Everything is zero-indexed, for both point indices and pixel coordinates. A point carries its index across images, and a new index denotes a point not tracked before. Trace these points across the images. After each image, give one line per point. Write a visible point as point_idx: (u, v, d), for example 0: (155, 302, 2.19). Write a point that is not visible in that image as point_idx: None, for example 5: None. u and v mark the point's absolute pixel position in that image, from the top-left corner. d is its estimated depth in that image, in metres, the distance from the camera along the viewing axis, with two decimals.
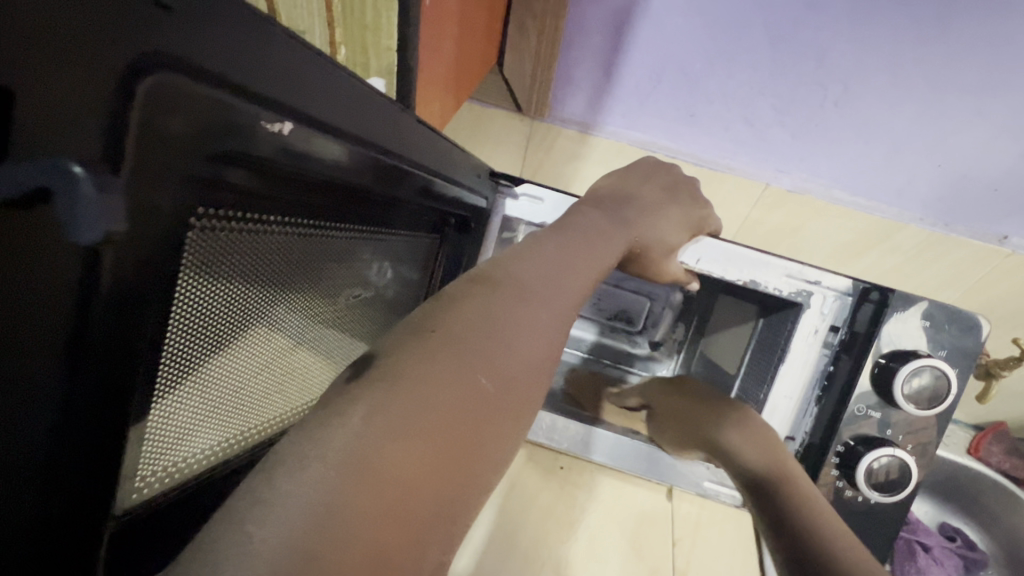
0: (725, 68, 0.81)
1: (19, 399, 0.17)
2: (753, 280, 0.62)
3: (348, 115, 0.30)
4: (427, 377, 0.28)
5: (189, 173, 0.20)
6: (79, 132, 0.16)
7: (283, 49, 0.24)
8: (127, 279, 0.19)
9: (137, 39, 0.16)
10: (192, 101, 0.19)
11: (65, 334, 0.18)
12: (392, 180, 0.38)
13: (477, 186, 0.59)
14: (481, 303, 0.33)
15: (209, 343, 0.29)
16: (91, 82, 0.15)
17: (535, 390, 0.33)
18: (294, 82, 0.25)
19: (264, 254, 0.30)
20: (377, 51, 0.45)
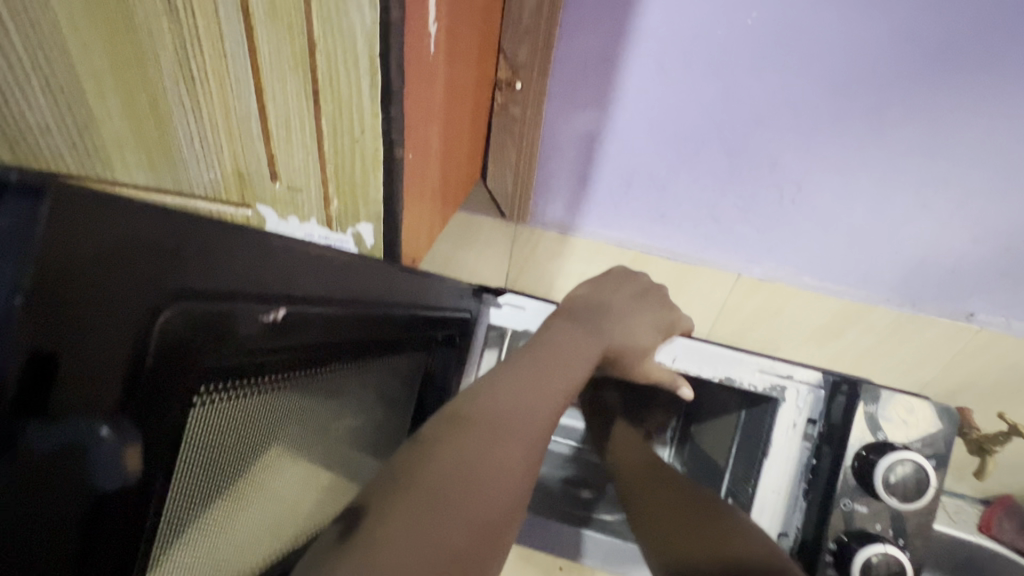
0: (688, 176, 0.88)
1: None
2: (728, 376, 0.65)
3: (329, 283, 0.36)
4: (403, 535, 0.30)
5: (197, 369, 0.25)
6: (109, 388, 0.20)
7: (271, 249, 0.30)
8: (136, 483, 0.23)
9: (164, 290, 0.22)
10: (201, 317, 0.24)
11: (91, 528, 0.21)
12: (370, 320, 0.43)
13: (462, 303, 0.64)
14: (456, 450, 0.37)
15: (210, 498, 0.31)
16: (119, 349, 0.20)
17: (501, 525, 0.37)
18: (281, 278, 0.31)
19: (261, 406, 0.34)
20: (366, 201, 0.50)
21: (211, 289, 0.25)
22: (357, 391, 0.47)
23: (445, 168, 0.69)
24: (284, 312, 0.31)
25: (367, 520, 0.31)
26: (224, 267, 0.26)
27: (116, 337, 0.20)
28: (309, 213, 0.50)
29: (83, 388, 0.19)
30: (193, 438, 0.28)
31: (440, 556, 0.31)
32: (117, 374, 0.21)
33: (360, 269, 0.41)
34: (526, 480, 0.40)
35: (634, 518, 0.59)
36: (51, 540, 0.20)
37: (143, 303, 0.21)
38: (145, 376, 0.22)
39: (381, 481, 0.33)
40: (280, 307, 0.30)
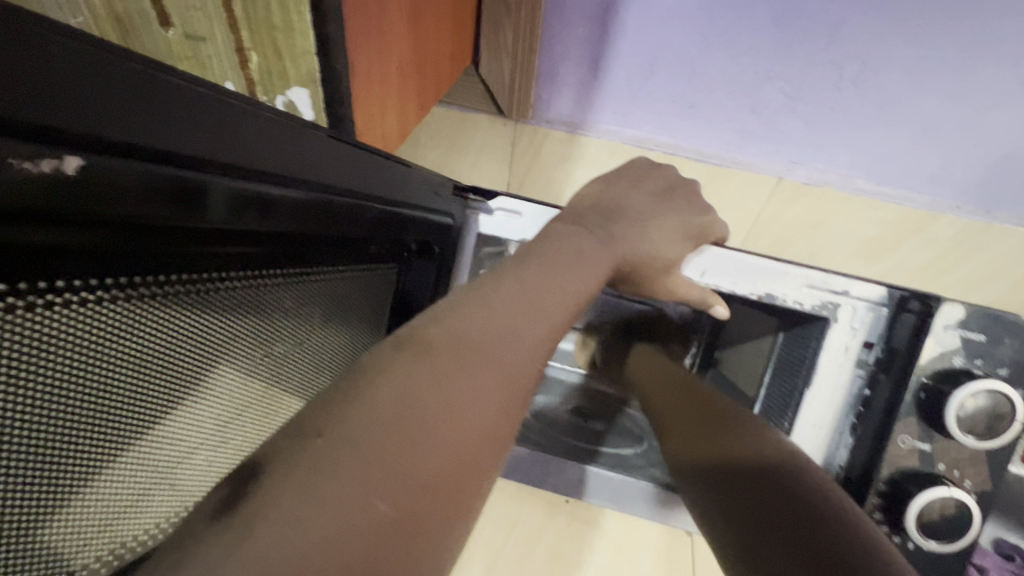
0: (726, 53, 0.72)
1: None
2: (770, 294, 0.54)
3: (195, 139, 0.24)
4: (294, 506, 0.21)
5: None
6: None
7: (83, 70, 0.19)
8: None
9: None
10: None
11: None
12: (306, 214, 0.32)
13: (439, 204, 0.51)
14: (394, 386, 0.26)
15: (60, 440, 0.22)
16: None
17: (469, 480, 0.27)
18: (54, 103, 0.18)
19: (135, 314, 0.24)
20: (294, 55, 0.38)
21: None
22: (302, 307, 0.37)
23: (422, 38, 0.55)
24: (76, 165, 0.19)
25: (264, 484, 0.21)
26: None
27: None
28: (222, 77, 0.38)
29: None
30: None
31: (367, 529, 0.22)
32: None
33: (283, 138, 0.30)
34: (504, 419, 0.31)
35: (663, 432, 0.54)
36: None
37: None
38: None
39: (287, 428, 0.24)
40: (69, 157, 0.18)
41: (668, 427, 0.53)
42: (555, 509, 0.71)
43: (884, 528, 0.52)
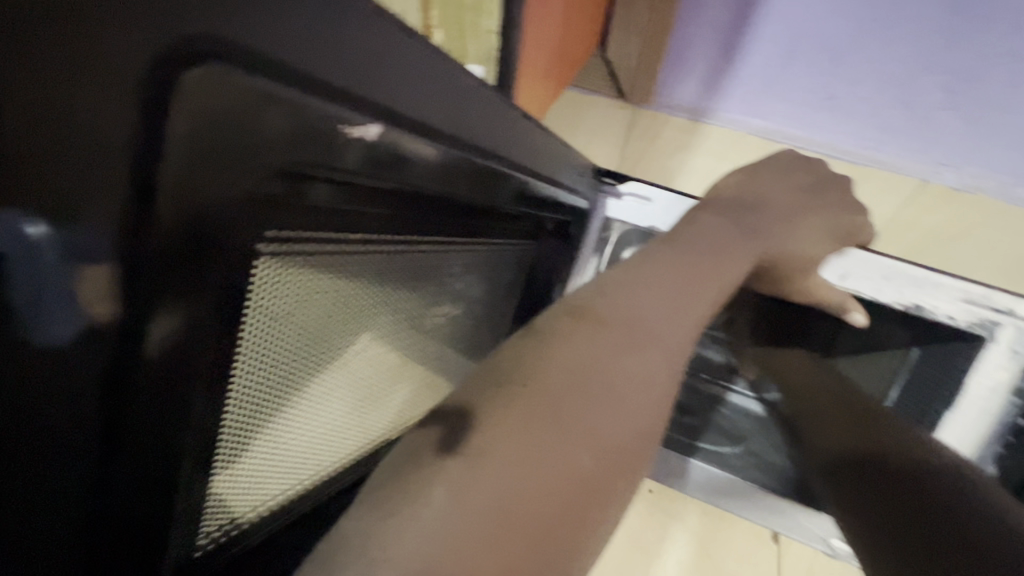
0: (880, 40, 0.68)
1: (30, 479, 0.14)
2: (917, 305, 0.51)
3: (438, 111, 0.25)
4: (510, 450, 0.22)
5: (254, 193, 0.16)
6: (85, 179, 0.12)
7: (384, 39, 0.20)
8: (165, 354, 0.16)
9: (180, 20, 0.13)
10: (251, 100, 0.15)
11: (91, 409, 0.14)
12: (490, 184, 0.33)
13: (580, 185, 0.52)
14: (580, 348, 0.27)
15: (285, 372, 0.25)
16: (86, 118, 0.12)
17: (644, 457, 0.27)
18: (370, 74, 0.20)
19: (350, 268, 0.26)
20: (476, 34, 0.40)
21: (255, 57, 0.15)
22: (457, 276, 0.39)
23: (570, 19, 0.56)
24: (377, 132, 0.20)
25: (475, 430, 0.22)
26: (265, 23, 0.15)
27: (86, 88, 0.11)
28: None
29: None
30: (269, 284, 0.21)
31: (564, 488, 0.23)
32: (37, 177, 0.11)
33: (486, 111, 0.31)
34: (672, 400, 0.30)
35: (803, 434, 0.47)
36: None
37: (71, 41, 0.11)
38: (134, 191, 0.13)
39: (481, 378, 0.25)
40: (373, 123, 0.20)
41: (810, 430, 0.46)
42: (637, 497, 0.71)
43: None
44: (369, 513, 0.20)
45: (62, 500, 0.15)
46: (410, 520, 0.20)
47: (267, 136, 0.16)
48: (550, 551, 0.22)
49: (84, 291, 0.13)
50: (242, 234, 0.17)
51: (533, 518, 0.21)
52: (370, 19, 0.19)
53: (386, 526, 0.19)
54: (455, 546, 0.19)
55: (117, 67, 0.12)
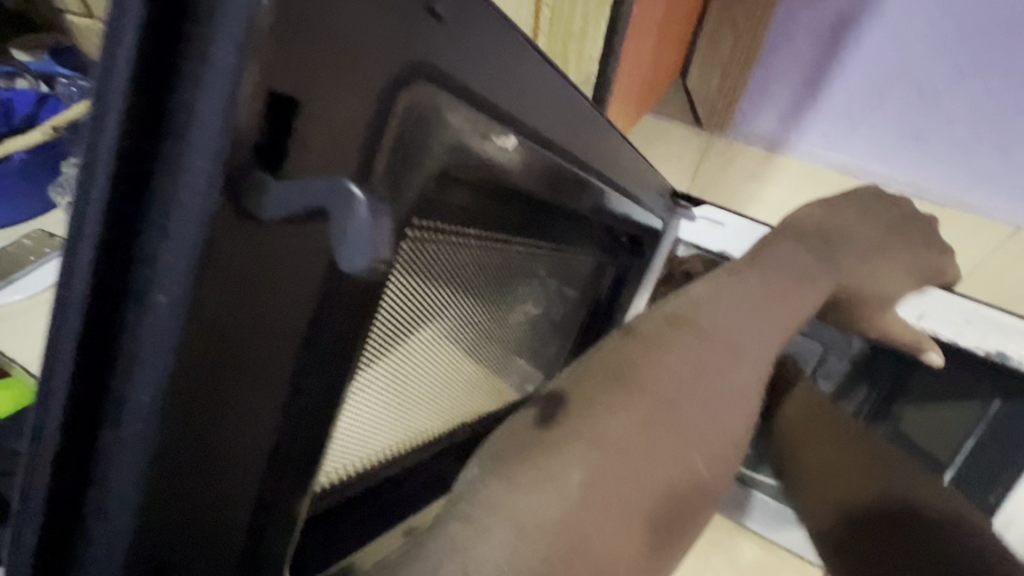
0: (981, 81, 0.67)
1: (262, 382, 0.17)
2: (1001, 352, 0.49)
3: (557, 128, 0.29)
4: (620, 429, 0.25)
5: (426, 188, 0.21)
6: (340, 155, 0.15)
7: (530, 64, 0.23)
8: (362, 297, 0.19)
9: (409, 46, 0.16)
10: (443, 112, 0.18)
11: (304, 330, 0.17)
12: (581, 194, 0.37)
13: (657, 206, 0.54)
14: (678, 354, 0.29)
15: (403, 346, 0.28)
16: (345, 114, 0.15)
17: (732, 457, 0.30)
18: (516, 94, 0.23)
19: (458, 259, 0.29)
20: (579, 60, 0.44)
21: (448, 76, 0.18)
22: (542, 279, 0.42)
23: (659, 49, 0.59)
24: (514, 143, 0.24)
25: (580, 411, 0.25)
26: (457, 46, 0.18)
27: (347, 96, 0.14)
28: None
29: (267, 152, 0.13)
30: (405, 264, 0.25)
31: (664, 473, 0.25)
32: (318, 156, 0.14)
33: (592, 130, 0.34)
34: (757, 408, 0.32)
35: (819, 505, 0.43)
36: (260, 322, 0.16)
37: (352, 57, 0.14)
38: (367, 171, 0.16)
39: (592, 371, 0.27)
40: (511, 135, 0.24)
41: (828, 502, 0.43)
42: None
43: None
44: (502, 481, 0.22)
45: (267, 418, 0.18)
46: (540, 494, 0.22)
47: (443, 139, 0.19)
48: (658, 526, 0.24)
49: (322, 244, 0.16)
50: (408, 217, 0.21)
51: (634, 498, 0.24)
52: (520, 48, 0.22)
53: (524, 494, 0.22)
54: (577, 519, 0.22)
55: (376, 77, 0.15)
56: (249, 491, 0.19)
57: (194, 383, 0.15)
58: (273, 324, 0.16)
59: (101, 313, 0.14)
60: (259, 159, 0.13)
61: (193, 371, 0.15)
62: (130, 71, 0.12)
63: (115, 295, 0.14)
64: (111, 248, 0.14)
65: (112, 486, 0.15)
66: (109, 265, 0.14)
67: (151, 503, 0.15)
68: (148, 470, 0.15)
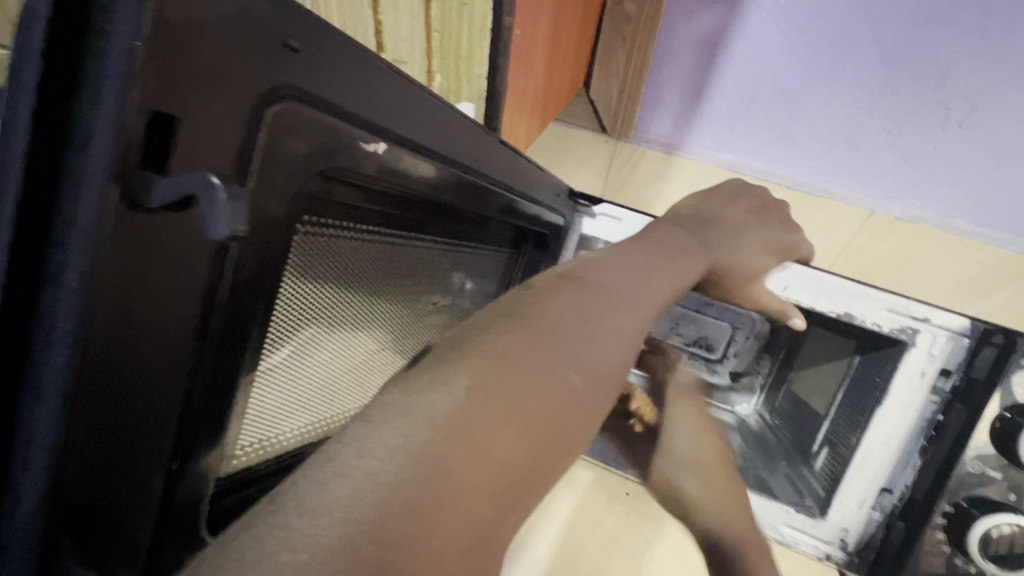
0: (831, 87, 0.77)
1: (164, 346, 0.20)
2: (848, 313, 0.59)
3: (433, 132, 0.33)
4: (509, 353, 0.27)
5: (303, 187, 0.25)
6: (216, 156, 0.19)
7: (390, 83, 0.28)
8: (246, 273, 0.23)
9: (270, 74, 0.20)
10: (308, 124, 0.23)
11: (200, 302, 0.21)
12: (474, 196, 0.41)
13: (557, 204, 0.60)
14: (564, 300, 0.32)
15: (307, 335, 0.32)
16: (216, 127, 0.19)
17: (616, 393, 0.32)
18: (381, 107, 0.27)
19: (354, 255, 0.33)
20: (470, 78, 0.51)
21: (311, 94, 0.22)
22: (446, 271, 0.46)
23: (552, 65, 0.65)
24: (385, 148, 0.28)
25: (477, 343, 0.28)
26: (319, 73, 0.23)
27: (217, 113, 0.18)
28: None
29: (152, 153, 0.17)
30: (299, 259, 0.28)
31: (552, 396, 0.27)
32: (195, 156, 0.18)
33: (473, 135, 0.39)
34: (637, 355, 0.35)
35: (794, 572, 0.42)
36: (160, 293, 0.19)
37: (218, 81, 0.18)
38: (242, 170, 0.20)
39: (488, 316, 0.30)
40: (381, 141, 0.28)
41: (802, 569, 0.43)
42: (615, 501, 0.80)
43: (949, 552, 0.55)
44: (400, 392, 0.25)
45: (172, 379, 0.22)
46: (431, 397, 0.24)
47: (311, 145, 0.23)
48: (548, 442, 0.26)
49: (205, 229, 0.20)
50: (288, 213, 0.25)
51: (523, 414, 0.25)
52: (379, 68, 0.27)
53: (419, 397, 0.24)
54: (464, 417, 0.24)
55: (242, 98, 0.19)
56: (163, 442, 0.22)
57: (101, 344, 0.18)
58: (171, 295, 0.20)
59: (13, 286, 0.17)
60: (145, 158, 0.17)
61: (97, 341, 0.18)
62: (36, 91, 0.16)
63: (24, 273, 0.17)
64: (21, 233, 0.17)
65: (30, 453, 0.18)
66: (22, 244, 0.17)
67: (65, 460, 0.18)
68: (62, 431, 0.18)
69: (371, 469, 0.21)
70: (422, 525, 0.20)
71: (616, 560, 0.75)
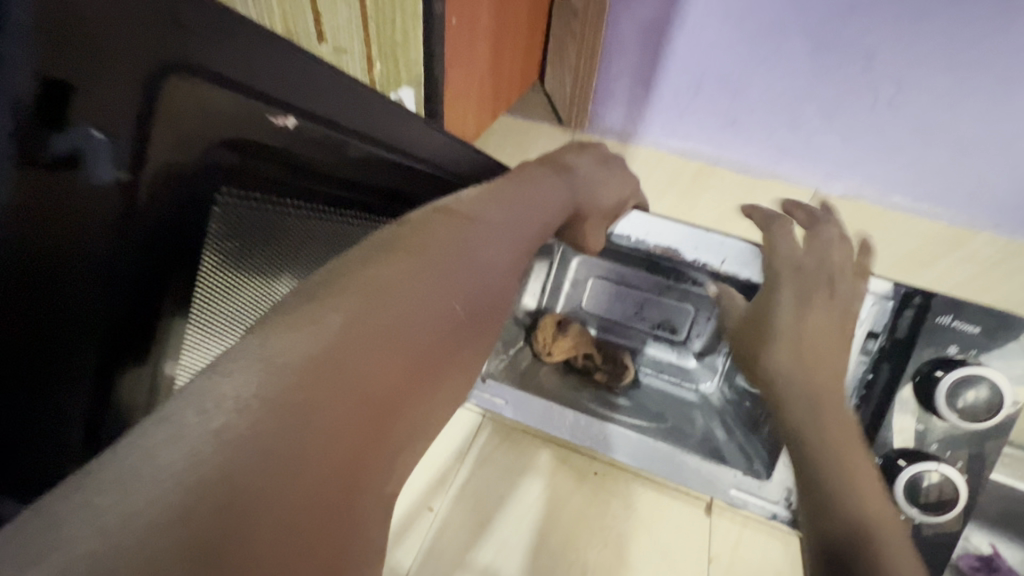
0: (767, 75, 0.81)
1: (72, 267, 0.25)
2: None
3: (348, 113, 0.36)
4: (381, 282, 0.30)
5: (209, 148, 0.28)
6: (111, 116, 0.24)
7: (293, 60, 0.31)
8: (159, 217, 0.28)
9: (158, 48, 0.24)
10: (199, 92, 0.27)
11: (112, 236, 0.26)
12: (405, 175, 0.44)
13: None
14: (443, 233, 0.36)
15: (238, 301, 0.36)
16: (107, 89, 0.23)
17: (489, 319, 0.38)
18: (288, 84, 0.31)
19: (285, 231, 0.37)
20: (407, 64, 0.55)
21: (205, 67, 0.27)
22: None
23: (497, 59, 0.68)
24: (295, 123, 0.32)
25: (351, 277, 0.30)
26: (213, 49, 0.27)
27: (105, 78, 0.23)
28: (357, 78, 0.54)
29: (45, 107, 0.22)
30: (219, 227, 0.32)
31: (427, 329, 0.31)
32: (86, 114, 0.23)
33: (397, 115, 0.41)
34: (512, 284, 0.40)
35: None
36: (66, 222, 0.24)
37: (106, 53, 0.23)
38: (140, 126, 0.25)
39: (368, 248, 0.32)
40: (292, 116, 0.31)
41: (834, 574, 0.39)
42: (583, 480, 0.82)
43: None
44: (276, 323, 0.27)
45: (86, 298, 0.26)
46: (307, 330, 0.26)
47: (212, 112, 0.27)
48: (422, 365, 0.31)
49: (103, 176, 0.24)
50: (198, 174, 0.29)
51: (402, 342, 0.30)
52: (279, 48, 0.30)
53: (293, 327, 0.26)
54: (339, 345, 0.27)
55: (129, 68, 0.24)
56: (88, 351, 0.27)
57: (11, 258, 0.23)
58: (80, 228, 0.25)
59: None
60: (44, 121, 0.22)
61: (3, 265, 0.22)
62: None
63: None
64: None
65: None
66: None
67: None
68: None
69: (243, 388, 0.24)
70: (305, 437, 0.24)
71: (584, 536, 0.77)
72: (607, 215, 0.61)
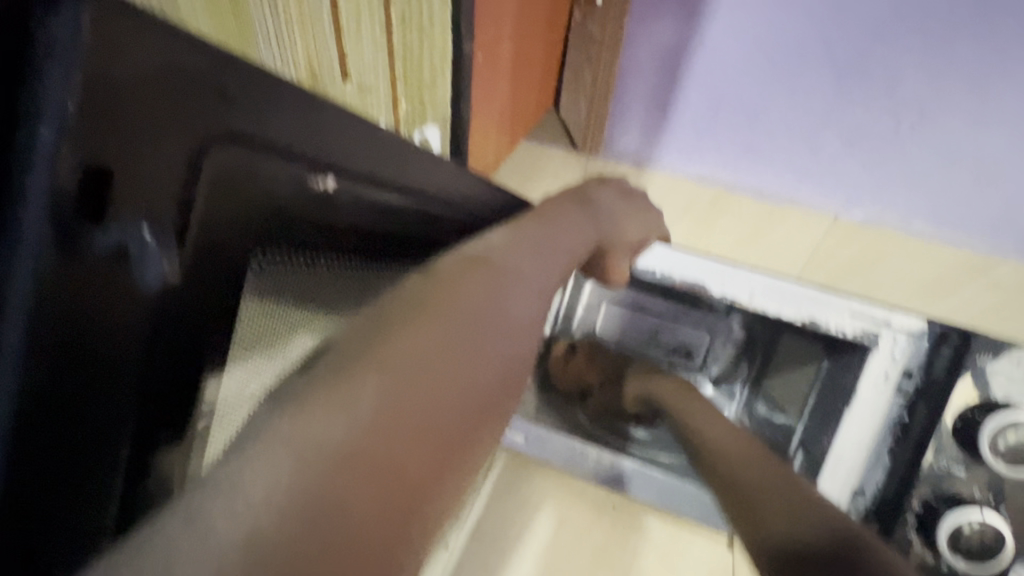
0: (786, 101, 0.80)
1: (106, 375, 0.21)
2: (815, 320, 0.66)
3: (376, 164, 0.34)
4: (411, 351, 0.28)
5: (246, 217, 0.26)
6: (156, 202, 0.20)
7: (332, 117, 0.29)
8: (191, 299, 0.24)
9: (203, 121, 0.22)
10: (241, 161, 0.24)
11: (146, 332, 0.22)
12: (427, 218, 0.43)
13: None
14: (470, 285, 0.33)
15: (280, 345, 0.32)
16: (154, 171, 0.20)
17: (522, 377, 0.36)
18: (326, 143, 0.29)
19: (320, 282, 0.34)
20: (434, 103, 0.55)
21: (244, 135, 0.24)
22: None
23: (517, 90, 0.67)
24: (332, 181, 0.31)
25: (376, 347, 0.27)
26: (257, 112, 0.24)
27: (152, 161, 0.20)
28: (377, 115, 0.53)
29: (87, 202, 0.18)
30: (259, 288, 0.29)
31: (461, 402, 0.29)
32: (132, 201, 0.19)
33: (421, 158, 0.40)
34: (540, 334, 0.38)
35: None
36: (102, 327, 0.20)
37: (154, 132, 0.20)
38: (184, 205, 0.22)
39: (398, 308, 0.30)
40: (330, 176, 0.30)
41: None
42: (601, 513, 0.79)
43: (919, 543, 0.63)
44: (300, 408, 0.24)
45: (118, 405, 0.22)
46: (335, 419, 0.24)
47: (257, 182, 0.25)
48: (457, 442, 0.28)
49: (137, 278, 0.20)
50: (235, 247, 0.26)
51: (437, 420, 0.27)
52: (317, 105, 0.28)
53: (320, 414, 0.24)
54: (368, 434, 0.25)
55: (175, 150, 0.21)
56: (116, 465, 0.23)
57: (47, 381, 0.19)
58: (116, 331, 0.21)
59: None
60: (81, 213, 0.18)
61: (41, 389, 0.18)
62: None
63: None
64: None
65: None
66: None
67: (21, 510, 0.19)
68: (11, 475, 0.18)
69: (275, 482, 0.22)
70: (338, 545, 0.22)
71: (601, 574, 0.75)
72: (630, 247, 0.60)
